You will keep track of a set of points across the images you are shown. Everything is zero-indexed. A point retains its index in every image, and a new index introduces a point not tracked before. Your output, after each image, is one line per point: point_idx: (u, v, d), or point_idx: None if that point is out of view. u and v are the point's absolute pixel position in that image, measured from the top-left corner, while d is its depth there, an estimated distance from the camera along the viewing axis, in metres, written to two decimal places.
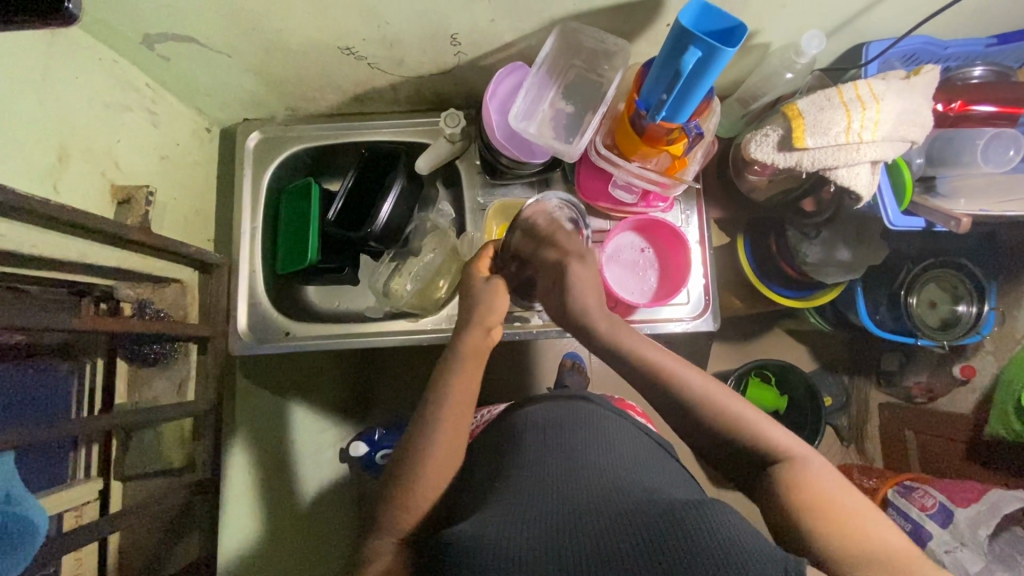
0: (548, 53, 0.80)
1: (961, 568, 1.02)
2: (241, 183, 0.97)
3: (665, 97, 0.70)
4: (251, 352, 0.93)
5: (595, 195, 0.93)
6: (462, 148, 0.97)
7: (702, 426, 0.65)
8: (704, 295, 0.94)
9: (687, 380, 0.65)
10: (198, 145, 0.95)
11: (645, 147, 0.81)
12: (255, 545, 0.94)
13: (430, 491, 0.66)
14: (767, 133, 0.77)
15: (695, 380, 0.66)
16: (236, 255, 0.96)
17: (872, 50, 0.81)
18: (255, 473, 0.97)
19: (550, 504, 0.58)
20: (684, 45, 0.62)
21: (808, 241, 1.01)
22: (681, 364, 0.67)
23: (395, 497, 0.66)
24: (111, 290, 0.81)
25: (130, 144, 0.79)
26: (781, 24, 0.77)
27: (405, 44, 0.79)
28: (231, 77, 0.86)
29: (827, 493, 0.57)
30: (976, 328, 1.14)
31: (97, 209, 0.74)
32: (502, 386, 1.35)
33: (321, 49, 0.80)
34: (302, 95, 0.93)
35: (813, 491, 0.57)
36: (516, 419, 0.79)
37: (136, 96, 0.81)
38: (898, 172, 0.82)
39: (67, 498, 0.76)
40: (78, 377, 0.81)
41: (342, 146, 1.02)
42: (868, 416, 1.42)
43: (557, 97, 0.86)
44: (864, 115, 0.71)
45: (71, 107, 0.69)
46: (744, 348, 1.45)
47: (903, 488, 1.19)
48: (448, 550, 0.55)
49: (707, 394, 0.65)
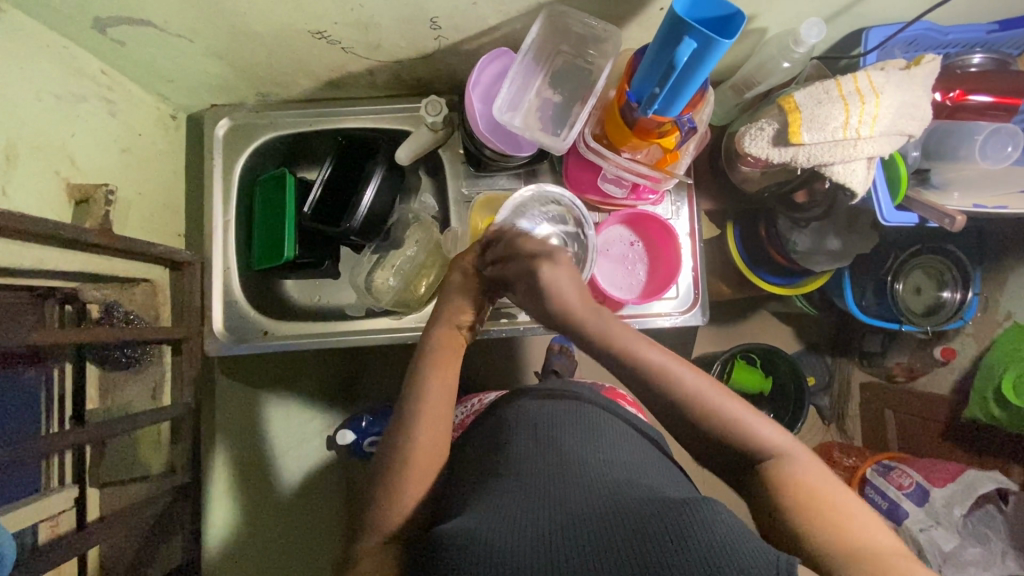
0: (534, 39, 0.75)
1: (936, 547, 1.06)
2: (211, 174, 0.92)
3: (657, 91, 0.66)
4: (228, 353, 0.89)
5: (584, 187, 0.89)
6: (444, 137, 0.93)
7: (688, 424, 0.65)
8: (693, 288, 0.93)
9: (674, 382, 0.64)
10: (163, 134, 0.90)
11: (635, 140, 0.77)
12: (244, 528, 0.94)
13: (412, 490, 0.65)
14: (762, 126, 0.74)
15: (686, 381, 0.64)
16: (210, 250, 0.92)
17: (872, 39, 0.78)
18: (238, 469, 0.95)
19: (540, 500, 0.57)
20: (679, 35, 0.59)
21: (798, 230, 1.00)
22: (662, 362, 0.65)
23: (387, 497, 0.65)
24: (76, 292, 0.76)
25: (86, 138, 0.74)
26: (779, 9, 0.73)
27: (381, 28, 0.74)
28: (194, 62, 0.80)
29: (812, 493, 0.57)
30: (958, 315, 1.16)
31: (52, 212, 0.69)
32: (490, 371, 1.36)
33: (291, 34, 0.74)
34: (274, 80, 0.88)
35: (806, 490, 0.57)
36: (504, 414, 0.77)
37: (90, 84, 0.75)
38: (893, 166, 0.78)
39: (45, 508, 0.74)
40: (49, 383, 0.78)
41: (318, 133, 0.96)
42: (849, 396, 1.46)
43: (544, 86, 0.81)
44: (863, 109, 0.68)
45: (15, 100, 0.63)
46: (730, 331, 1.46)
47: (882, 467, 1.21)
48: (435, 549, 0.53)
49: (691, 395, 0.64)
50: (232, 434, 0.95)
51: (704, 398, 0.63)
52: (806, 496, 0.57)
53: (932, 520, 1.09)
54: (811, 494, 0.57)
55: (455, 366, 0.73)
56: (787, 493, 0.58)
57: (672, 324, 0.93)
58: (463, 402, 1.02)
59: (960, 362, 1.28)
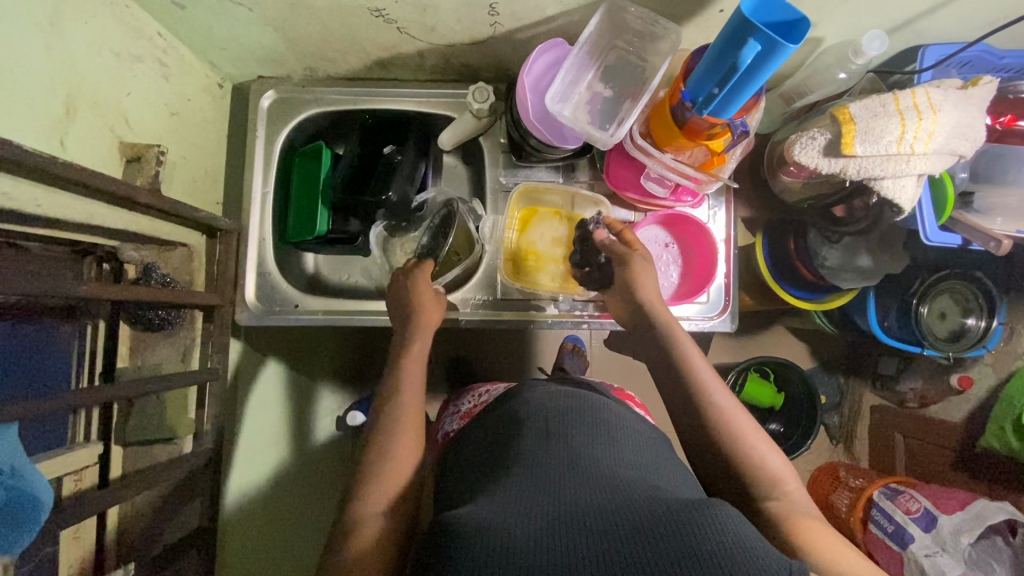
0: (592, 32, 0.75)
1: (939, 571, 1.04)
2: (253, 144, 0.93)
3: (716, 91, 0.66)
4: (258, 324, 0.90)
5: (624, 185, 0.89)
6: (487, 124, 0.93)
7: (711, 448, 0.69)
8: (723, 294, 0.93)
9: (713, 397, 0.70)
10: (209, 101, 0.90)
11: (682, 140, 0.77)
12: (254, 498, 0.95)
13: (393, 485, 0.64)
14: (813, 135, 0.73)
15: (724, 403, 0.70)
16: (247, 220, 0.92)
17: (928, 56, 0.77)
18: (254, 440, 0.97)
19: (554, 488, 0.54)
20: (744, 36, 0.59)
21: (829, 245, 1.00)
22: (712, 384, 0.71)
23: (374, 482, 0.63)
24: (116, 250, 0.77)
25: (139, 98, 0.74)
26: (841, 18, 0.72)
27: (439, 11, 0.74)
28: (248, 32, 0.80)
29: (811, 527, 0.61)
30: (982, 342, 1.14)
31: (106, 167, 0.69)
32: (503, 363, 1.38)
33: (349, 10, 0.75)
34: (325, 56, 0.88)
35: (808, 530, 0.61)
36: (514, 403, 0.74)
37: (147, 45, 0.75)
38: (941, 187, 0.78)
39: (69, 461, 0.74)
40: (81, 338, 0.80)
41: (361, 113, 0.96)
42: (859, 416, 1.46)
43: (595, 80, 0.81)
44: (919, 125, 0.68)
45: (77, 54, 0.63)
46: (746, 343, 1.46)
47: (890, 491, 1.20)
48: (442, 530, 0.50)
49: (731, 416, 0.69)
50: (248, 407, 0.96)
51: (735, 421, 0.69)
52: (807, 530, 0.60)
53: (938, 546, 1.08)
54: (813, 530, 0.61)
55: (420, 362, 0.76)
56: (792, 523, 0.62)
57: (700, 328, 0.92)
58: (470, 391, 1.00)
59: (975, 392, 1.28)
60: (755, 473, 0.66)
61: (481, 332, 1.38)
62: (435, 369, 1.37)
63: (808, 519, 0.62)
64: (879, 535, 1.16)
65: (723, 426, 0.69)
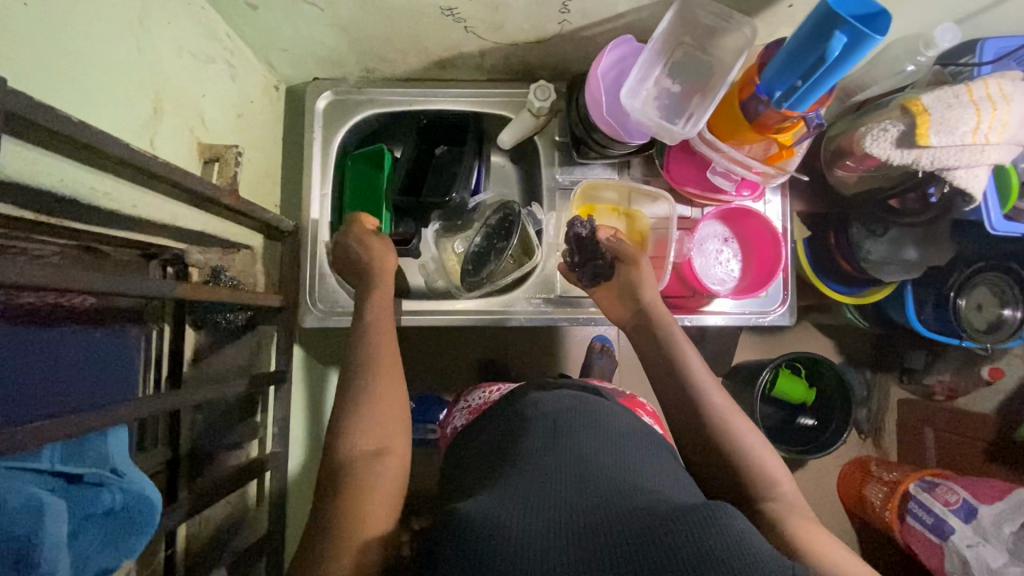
0: (664, 28, 0.75)
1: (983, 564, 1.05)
2: (310, 145, 0.92)
3: (800, 83, 0.67)
4: (321, 325, 0.90)
5: (685, 180, 0.89)
6: (544, 122, 0.93)
7: (711, 445, 0.68)
8: (781, 290, 0.94)
9: (708, 397, 0.71)
10: (267, 102, 0.90)
11: (752, 134, 0.78)
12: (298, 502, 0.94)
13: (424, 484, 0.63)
14: (885, 127, 0.74)
15: (720, 403, 0.70)
16: (307, 220, 0.92)
17: (987, 51, 0.78)
18: (296, 444, 0.95)
19: (558, 499, 0.48)
20: (828, 31, 0.60)
21: (873, 238, 0.98)
22: (708, 382, 0.72)
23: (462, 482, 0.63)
24: (182, 254, 0.76)
25: (212, 99, 0.74)
26: (911, 13, 0.74)
27: (511, 9, 0.75)
28: (315, 33, 0.80)
29: (804, 531, 0.60)
30: (1018, 333, 1.15)
31: (188, 165, 0.69)
32: (532, 365, 1.38)
33: (421, 10, 0.75)
34: (384, 56, 0.88)
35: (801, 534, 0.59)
36: (522, 406, 0.68)
37: (218, 45, 0.75)
38: (1005, 175, 0.82)
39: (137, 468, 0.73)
40: (145, 343, 0.76)
41: (416, 114, 0.96)
42: (886, 410, 1.44)
43: (662, 75, 0.81)
44: (994, 115, 0.69)
45: (162, 55, 0.63)
46: (776, 339, 1.46)
47: (926, 483, 1.19)
48: (442, 530, 0.47)
49: (725, 413, 0.69)
50: (295, 411, 0.95)
51: (728, 418, 0.69)
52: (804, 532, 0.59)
53: (979, 536, 1.08)
54: (807, 531, 0.60)
55: (398, 359, 0.74)
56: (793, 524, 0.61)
57: (757, 322, 0.93)
58: (478, 389, 0.97)
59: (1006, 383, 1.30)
60: (752, 471, 0.66)
61: (509, 334, 1.37)
62: (464, 372, 1.36)
63: (804, 521, 0.62)
64: (919, 528, 1.17)
65: (720, 424, 0.69)
